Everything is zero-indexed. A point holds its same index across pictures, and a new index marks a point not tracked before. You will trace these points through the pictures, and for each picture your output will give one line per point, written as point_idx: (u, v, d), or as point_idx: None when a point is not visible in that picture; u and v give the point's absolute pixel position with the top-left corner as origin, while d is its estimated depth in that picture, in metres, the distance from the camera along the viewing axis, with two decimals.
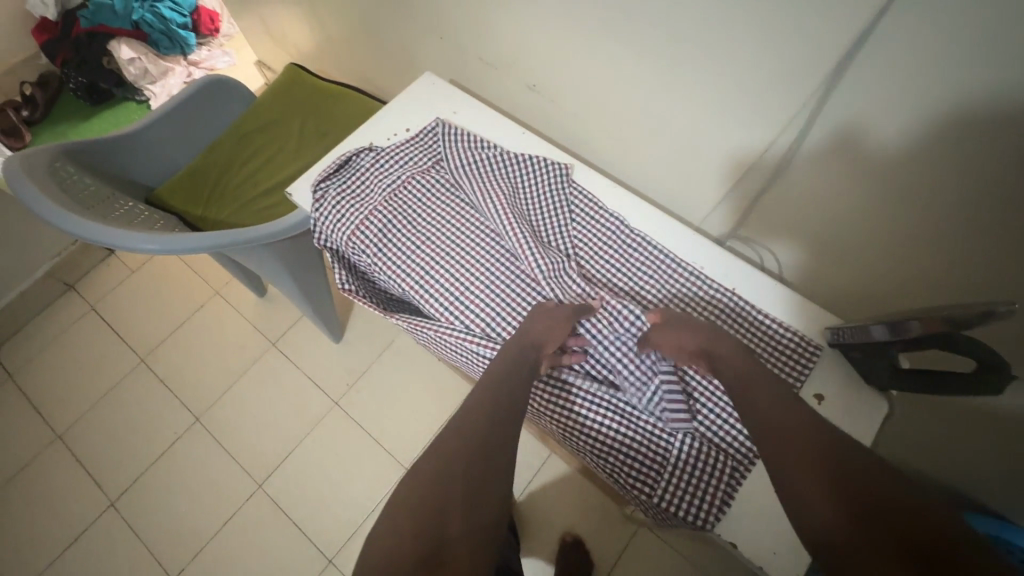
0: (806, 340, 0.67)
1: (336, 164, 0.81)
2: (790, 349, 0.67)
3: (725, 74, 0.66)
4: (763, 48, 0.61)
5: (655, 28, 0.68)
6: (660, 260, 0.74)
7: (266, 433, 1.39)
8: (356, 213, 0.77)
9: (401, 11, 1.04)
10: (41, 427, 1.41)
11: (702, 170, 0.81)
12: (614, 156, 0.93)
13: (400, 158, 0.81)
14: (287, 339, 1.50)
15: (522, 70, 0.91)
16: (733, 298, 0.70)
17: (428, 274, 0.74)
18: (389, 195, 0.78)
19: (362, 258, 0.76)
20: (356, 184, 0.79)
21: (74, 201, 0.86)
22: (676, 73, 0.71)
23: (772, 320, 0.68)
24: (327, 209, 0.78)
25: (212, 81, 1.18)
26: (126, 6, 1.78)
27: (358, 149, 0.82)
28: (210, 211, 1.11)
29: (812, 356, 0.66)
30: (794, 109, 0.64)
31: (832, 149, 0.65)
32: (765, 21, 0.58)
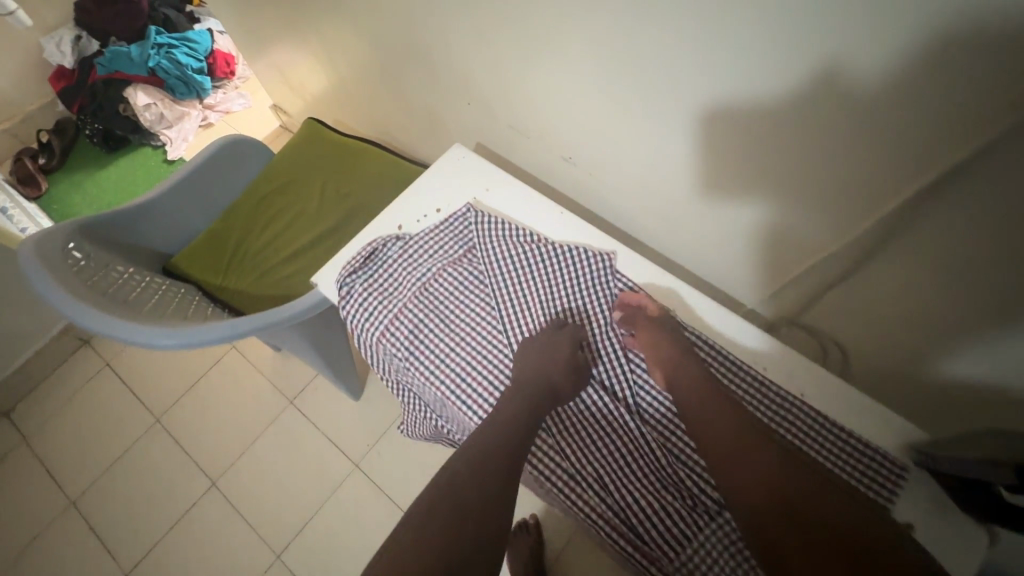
0: (891, 461, 0.60)
1: (362, 256, 0.76)
2: (873, 471, 0.60)
3: (792, 172, 0.61)
4: (841, 154, 0.55)
5: (713, 121, 0.63)
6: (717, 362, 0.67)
7: (283, 498, 1.34)
8: (386, 312, 0.73)
9: (424, 72, 1.00)
10: (56, 492, 1.37)
11: (756, 253, 0.75)
12: (656, 230, 0.87)
13: (429, 248, 0.77)
14: (305, 397, 1.46)
15: (557, 142, 0.87)
16: (805, 409, 0.63)
17: (462, 377, 0.68)
18: (419, 289, 0.74)
19: (394, 361, 0.71)
20: (384, 278, 0.75)
21: (88, 285, 0.82)
22: (732, 164, 0.66)
23: (851, 439, 0.61)
24: (355, 307, 0.74)
25: (227, 142, 1.15)
26: (142, 54, 1.79)
27: (385, 239, 0.77)
28: (228, 281, 1.07)
29: (899, 481, 0.59)
30: (867, 215, 0.58)
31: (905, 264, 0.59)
32: (847, 128, 0.53)
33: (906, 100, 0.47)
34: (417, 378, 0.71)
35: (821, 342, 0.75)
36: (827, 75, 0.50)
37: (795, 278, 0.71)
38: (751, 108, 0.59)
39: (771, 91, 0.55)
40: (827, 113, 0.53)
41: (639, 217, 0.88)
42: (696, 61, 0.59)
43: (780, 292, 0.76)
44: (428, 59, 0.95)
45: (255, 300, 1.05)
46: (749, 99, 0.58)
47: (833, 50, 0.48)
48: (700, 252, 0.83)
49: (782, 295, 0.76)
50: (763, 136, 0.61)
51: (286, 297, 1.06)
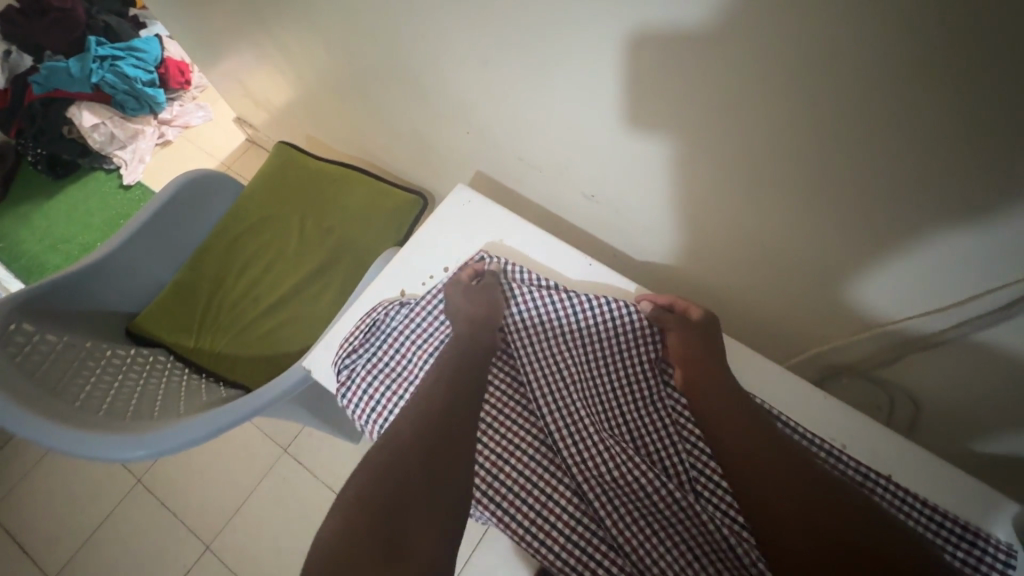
0: (994, 543, 0.55)
1: (363, 328, 0.68)
2: (971, 556, 0.55)
3: (884, 219, 0.52)
4: (956, 204, 0.46)
5: (786, 162, 0.53)
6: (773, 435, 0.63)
7: (286, 558, 1.23)
8: (397, 397, 0.66)
9: (411, 93, 0.87)
10: (32, 570, 1.25)
11: (816, 296, 0.67)
12: (694, 267, 0.78)
13: (440, 311, 0.69)
14: (300, 442, 1.35)
15: (577, 176, 0.77)
16: (889, 486, 0.59)
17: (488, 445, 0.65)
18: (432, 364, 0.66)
19: None
20: (390, 354, 0.67)
21: (34, 381, 0.68)
22: (803, 206, 0.57)
23: (941, 514, 0.57)
24: (358, 391, 0.66)
25: (188, 179, 1.01)
26: (83, 68, 1.60)
27: (387, 306, 0.69)
28: (204, 342, 0.95)
29: (1007, 568, 0.54)
30: (980, 268, 0.50)
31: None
32: (969, 178, 0.44)
33: None
34: None
35: (888, 391, 0.68)
36: (953, 121, 0.41)
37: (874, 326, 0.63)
38: (831, 147, 0.49)
39: (865, 130, 0.45)
40: (944, 161, 0.44)
41: (670, 253, 0.78)
42: (769, 99, 0.48)
43: (850, 338, 0.68)
44: (416, 80, 0.82)
45: (240, 360, 0.93)
46: (827, 138, 0.48)
47: (969, 94, 0.38)
48: (744, 289, 0.75)
49: (855, 344, 0.67)
50: (844, 177, 0.51)
51: (274, 356, 0.93)
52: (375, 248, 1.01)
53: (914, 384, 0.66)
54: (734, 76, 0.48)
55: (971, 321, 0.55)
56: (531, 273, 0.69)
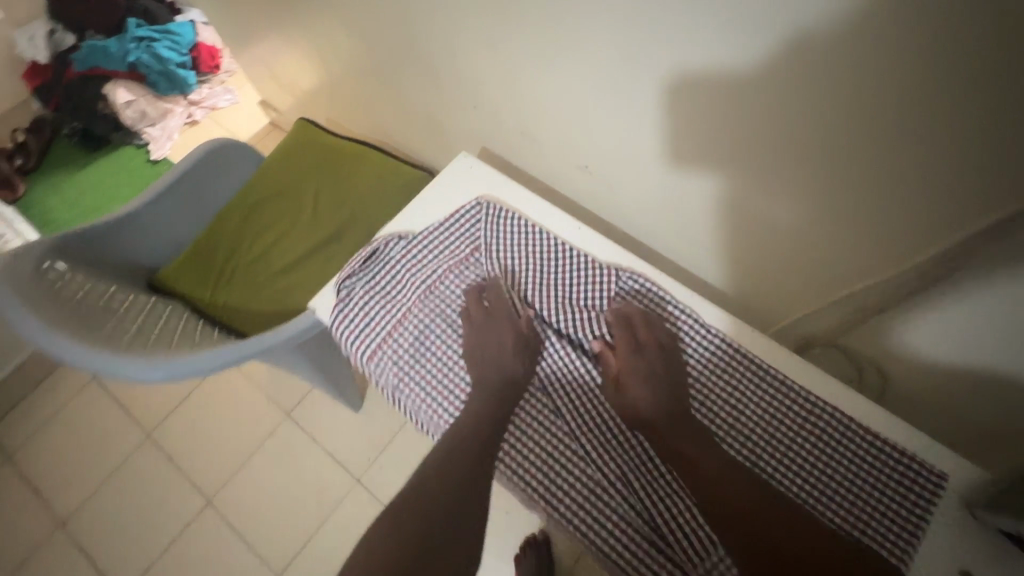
0: (930, 472, 0.56)
1: (364, 255, 0.70)
2: (908, 482, 0.56)
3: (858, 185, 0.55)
4: (925, 168, 0.49)
5: (770, 130, 0.57)
6: (743, 377, 0.63)
7: (284, 517, 1.28)
8: (387, 320, 0.67)
9: (424, 71, 0.92)
10: (43, 514, 1.31)
11: (793, 269, 0.70)
12: (681, 245, 0.82)
13: (436, 246, 0.71)
14: (303, 409, 1.40)
15: (573, 148, 0.81)
16: (835, 414, 0.60)
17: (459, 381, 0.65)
18: (424, 294, 0.68)
19: (389, 376, 0.65)
20: (386, 279, 0.69)
21: (65, 312, 0.75)
22: (784, 173, 0.60)
23: (887, 445, 0.57)
24: (353, 309, 0.67)
25: (212, 146, 1.08)
26: (121, 48, 1.70)
27: (388, 237, 0.71)
28: (218, 294, 1.01)
29: (939, 492, 0.55)
30: (951, 222, 0.52)
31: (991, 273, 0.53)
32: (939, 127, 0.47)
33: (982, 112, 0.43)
34: (412, 393, 0.65)
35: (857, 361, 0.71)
36: (921, 83, 0.44)
37: (850, 292, 0.65)
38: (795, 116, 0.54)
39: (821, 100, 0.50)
40: (913, 113, 0.47)
41: (658, 228, 0.82)
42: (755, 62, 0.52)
43: (823, 313, 0.71)
44: (429, 59, 0.88)
45: (249, 313, 0.99)
46: (794, 107, 0.53)
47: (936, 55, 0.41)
48: (725, 263, 0.78)
49: (823, 315, 0.71)
50: (809, 149, 0.56)
51: (283, 313, 0.99)
52: (383, 218, 1.07)
53: (883, 355, 0.69)
54: (728, 33, 0.52)
55: (942, 283, 0.57)
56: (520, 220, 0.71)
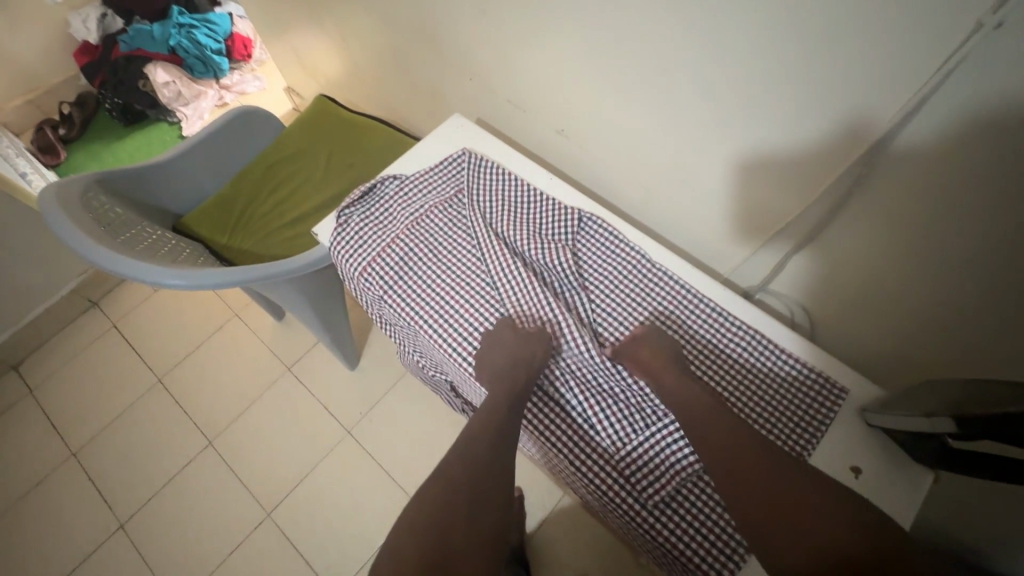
0: (830, 385, 0.65)
1: (362, 191, 0.81)
2: (813, 391, 0.65)
3: (768, 137, 0.65)
4: (816, 116, 0.59)
5: (696, 88, 0.67)
6: (675, 302, 0.74)
7: (277, 459, 1.38)
8: (377, 243, 0.77)
9: (428, 48, 1.05)
10: (59, 444, 1.42)
11: (728, 223, 0.79)
12: (642, 205, 0.91)
13: (425, 186, 0.82)
14: (302, 363, 1.50)
15: (549, 114, 0.91)
16: (755, 338, 0.69)
17: (437, 297, 0.74)
18: (411, 223, 0.79)
19: (375, 289, 0.76)
20: (380, 211, 0.80)
21: (101, 231, 0.87)
22: (704, 129, 0.71)
23: (795, 361, 0.67)
24: (350, 233, 0.78)
25: (240, 112, 1.20)
26: (164, 33, 1.86)
27: (384, 177, 0.82)
28: (234, 240, 1.12)
29: (837, 401, 0.64)
30: (823, 167, 0.62)
31: (870, 209, 0.62)
32: (803, 82, 0.57)
33: (848, 60, 0.53)
34: (395, 306, 0.75)
35: (787, 307, 0.79)
36: (800, 37, 0.54)
37: (768, 235, 0.75)
38: (715, 72, 0.64)
39: (733, 58, 0.61)
40: (796, 65, 0.56)
41: (622, 190, 0.92)
42: (678, 29, 0.63)
43: (752, 260, 0.80)
44: (433, 35, 1.00)
45: (258, 256, 1.11)
46: (715, 65, 0.63)
47: (808, 10, 0.52)
48: (676, 222, 0.88)
49: (755, 264, 0.80)
50: (727, 106, 0.66)
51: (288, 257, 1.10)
52: None
53: (808, 300, 0.77)
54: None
55: (839, 223, 0.65)
56: (498, 168, 0.82)
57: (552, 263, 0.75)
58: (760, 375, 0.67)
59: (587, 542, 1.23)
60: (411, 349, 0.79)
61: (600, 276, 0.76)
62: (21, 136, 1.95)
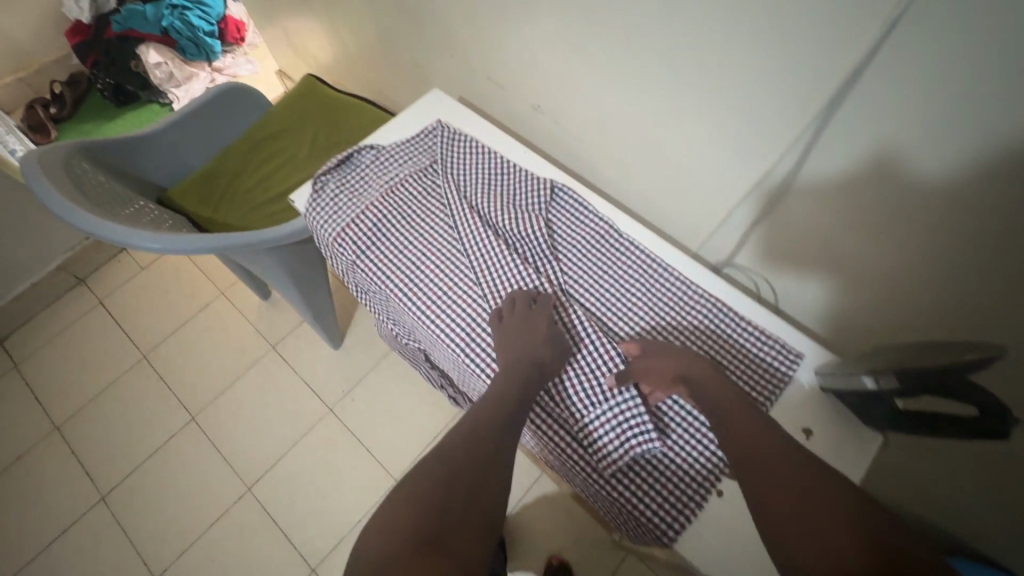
0: (787, 349, 0.67)
1: (339, 160, 0.83)
2: (771, 355, 0.67)
3: (729, 108, 0.67)
4: (770, 85, 0.61)
5: (660, 59, 0.69)
6: (641, 270, 0.75)
7: (259, 436, 1.39)
8: (352, 209, 0.79)
9: (412, 26, 1.06)
10: (42, 418, 1.43)
11: (697, 197, 0.81)
12: (618, 181, 0.92)
13: (400, 157, 0.83)
14: (287, 343, 1.51)
15: (527, 90, 0.93)
16: (718, 305, 0.71)
17: (410, 263, 0.75)
18: (386, 191, 0.80)
19: (350, 255, 0.77)
20: (356, 179, 0.82)
21: (83, 196, 0.89)
22: (672, 101, 0.72)
23: (754, 327, 0.69)
24: (325, 200, 0.80)
25: (228, 88, 1.21)
26: (156, 13, 1.86)
27: (361, 147, 0.84)
28: (218, 214, 1.14)
29: (793, 364, 0.66)
30: (783, 135, 0.64)
31: (828, 176, 0.64)
32: (759, 48, 0.59)
33: (796, 27, 0.54)
34: (368, 272, 0.76)
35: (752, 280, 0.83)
36: (752, 5, 0.56)
37: (734, 207, 0.77)
38: (677, 42, 0.65)
39: (693, 28, 0.63)
40: (750, 34, 0.58)
41: (598, 166, 0.93)
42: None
43: (722, 232, 0.82)
44: (415, 12, 1.01)
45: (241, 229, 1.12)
46: (678, 35, 0.65)
47: None
48: (650, 198, 0.90)
49: (724, 237, 0.82)
50: (690, 77, 0.68)
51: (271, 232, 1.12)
52: None
53: (769, 274, 0.81)
54: None
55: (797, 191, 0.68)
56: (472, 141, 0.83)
57: (523, 231, 0.76)
58: (722, 340, 0.68)
59: (562, 521, 1.25)
60: (386, 315, 0.81)
61: (570, 245, 0.77)
62: (11, 115, 1.95)
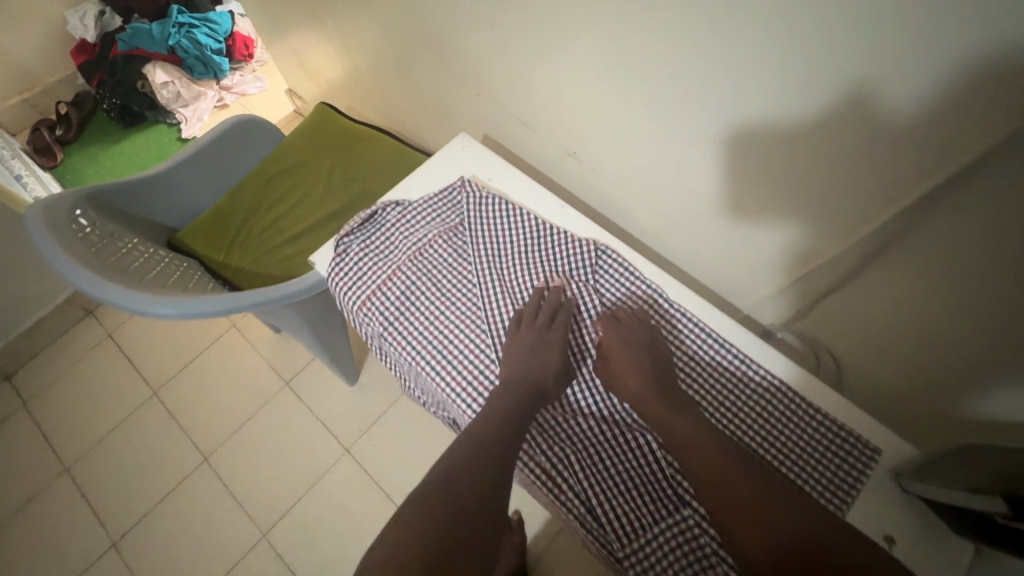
0: (862, 443, 0.60)
1: (362, 218, 0.77)
2: (842, 452, 0.60)
3: (802, 173, 0.60)
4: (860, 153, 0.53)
5: (723, 117, 0.62)
6: (691, 345, 0.68)
7: (272, 478, 1.34)
8: (377, 275, 0.73)
9: (435, 59, 0.99)
10: (51, 459, 1.39)
11: (755, 256, 0.74)
12: (661, 233, 0.86)
13: (428, 216, 0.77)
14: (301, 379, 1.46)
15: (562, 136, 0.86)
16: (781, 389, 0.64)
17: (448, 339, 0.69)
18: (414, 254, 0.74)
19: (375, 327, 0.71)
20: (381, 240, 0.76)
21: (90, 251, 0.83)
22: (734, 160, 0.65)
23: (821, 416, 0.62)
24: (348, 264, 0.74)
25: (242, 120, 1.17)
26: (163, 32, 1.81)
27: (386, 204, 0.78)
28: (231, 257, 1.08)
29: (868, 463, 0.59)
30: (863, 207, 0.57)
31: (910, 255, 0.57)
32: (850, 117, 0.52)
33: (902, 98, 0.47)
34: (395, 345, 0.71)
35: (813, 351, 0.75)
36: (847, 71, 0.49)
37: (800, 276, 0.70)
38: (746, 101, 0.58)
39: (767, 89, 0.56)
40: (838, 101, 0.51)
41: (637, 215, 0.87)
42: (705, 56, 0.58)
43: (780, 296, 0.75)
44: (440, 47, 0.95)
45: (257, 275, 1.07)
46: (744, 92, 0.58)
47: (850, 41, 0.47)
48: (694, 252, 0.83)
49: (783, 302, 0.75)
50: (757, 135, 0.61)
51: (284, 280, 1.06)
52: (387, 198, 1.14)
53: (837, 346, 0.72)
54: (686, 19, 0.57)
55: (880, 267, 0.60)
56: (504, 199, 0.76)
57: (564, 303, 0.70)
58: (787, 434, 0.62)
59: None
60: (412, 386, 0.75)
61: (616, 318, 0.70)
62: (17, 137, 1.91)
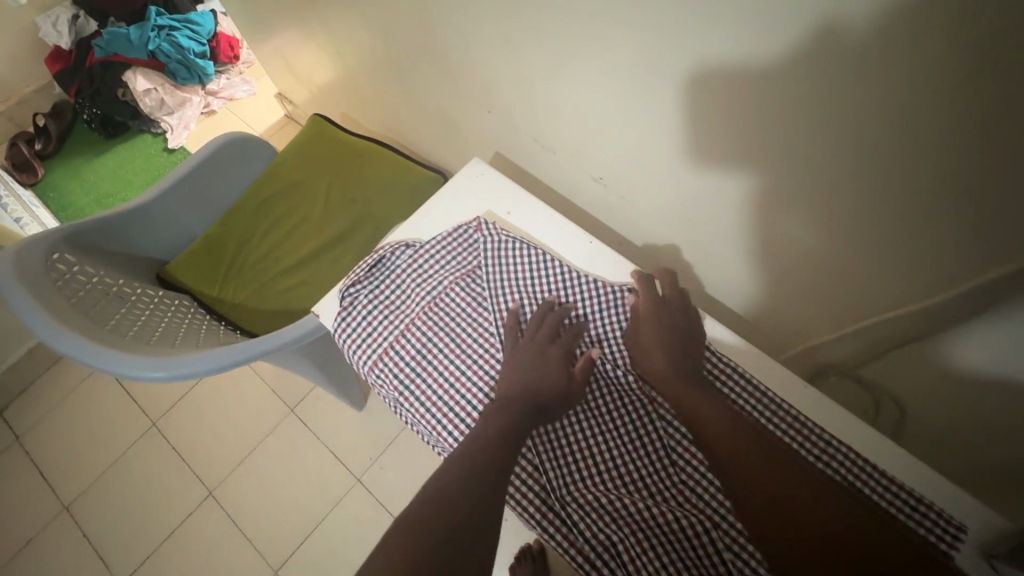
0: (947, 520, 0.53)
1: (370, 264, 0.70)
2: (923, 528, 0.53)
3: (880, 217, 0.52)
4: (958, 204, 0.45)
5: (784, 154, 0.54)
6: (747, 402, 0.60)
7: (281, 512, 1.28)
8: (390, 330, 0.66)
9: (439, 71, 0.90)
10: (49, 497, 1.33)
11: (811, 294, 0.66)
12: (698, 264, 0.79)
13: (442, 259, 0.70)
14: (306, 405, 1.40)
15: (586, 158, 0.78)
16: (851, 455, 0.56)
17: (471, 402, 0.62)
18: (428, 305, 0.67)
19: (390, 389, 0.65)
20: (391, 289, 0.69)
21: (70, 305, 0.76)
22: (793, 197, 0.57)
23: (896, 486, 0.55)
24: (356, 317, 0.68)
25: (230, 138, 1.07)
26: (141, 36, 1.70)
27: (394, 246, 0.71)
28: (226, 291, 1.01)
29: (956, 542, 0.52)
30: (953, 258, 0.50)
31: (1008, 314, 0.49)
32: (948, 164, 0.44)
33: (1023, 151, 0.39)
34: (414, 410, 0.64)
35: (875, 396, 0.68)
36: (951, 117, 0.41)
37: (865, 321, 0.62)
38: (814, 139, 0.50)
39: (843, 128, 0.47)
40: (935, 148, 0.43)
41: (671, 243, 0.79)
42: (767, 90, 0.50)
43: (835, 337, 0.68)
44: (445, 58, 0.85)
45: (255, 311, 0.99)
46: (814, 130, 0.50)
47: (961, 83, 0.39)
48: (737, 284, 0.75)
49: (840, 344, 0.68)
50: (825, 175, 0.53)
51: (284, 314, 0.99)
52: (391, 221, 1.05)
53: (903, 392, 0.65)
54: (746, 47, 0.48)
55: (966, 322, 0.53)
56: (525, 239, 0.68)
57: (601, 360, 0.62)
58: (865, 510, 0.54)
59: None
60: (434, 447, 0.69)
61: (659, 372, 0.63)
62: None
